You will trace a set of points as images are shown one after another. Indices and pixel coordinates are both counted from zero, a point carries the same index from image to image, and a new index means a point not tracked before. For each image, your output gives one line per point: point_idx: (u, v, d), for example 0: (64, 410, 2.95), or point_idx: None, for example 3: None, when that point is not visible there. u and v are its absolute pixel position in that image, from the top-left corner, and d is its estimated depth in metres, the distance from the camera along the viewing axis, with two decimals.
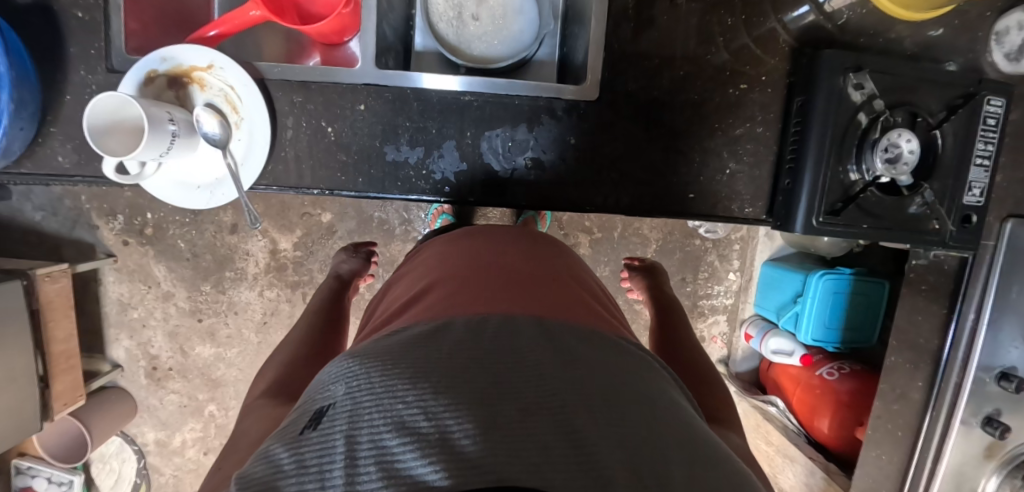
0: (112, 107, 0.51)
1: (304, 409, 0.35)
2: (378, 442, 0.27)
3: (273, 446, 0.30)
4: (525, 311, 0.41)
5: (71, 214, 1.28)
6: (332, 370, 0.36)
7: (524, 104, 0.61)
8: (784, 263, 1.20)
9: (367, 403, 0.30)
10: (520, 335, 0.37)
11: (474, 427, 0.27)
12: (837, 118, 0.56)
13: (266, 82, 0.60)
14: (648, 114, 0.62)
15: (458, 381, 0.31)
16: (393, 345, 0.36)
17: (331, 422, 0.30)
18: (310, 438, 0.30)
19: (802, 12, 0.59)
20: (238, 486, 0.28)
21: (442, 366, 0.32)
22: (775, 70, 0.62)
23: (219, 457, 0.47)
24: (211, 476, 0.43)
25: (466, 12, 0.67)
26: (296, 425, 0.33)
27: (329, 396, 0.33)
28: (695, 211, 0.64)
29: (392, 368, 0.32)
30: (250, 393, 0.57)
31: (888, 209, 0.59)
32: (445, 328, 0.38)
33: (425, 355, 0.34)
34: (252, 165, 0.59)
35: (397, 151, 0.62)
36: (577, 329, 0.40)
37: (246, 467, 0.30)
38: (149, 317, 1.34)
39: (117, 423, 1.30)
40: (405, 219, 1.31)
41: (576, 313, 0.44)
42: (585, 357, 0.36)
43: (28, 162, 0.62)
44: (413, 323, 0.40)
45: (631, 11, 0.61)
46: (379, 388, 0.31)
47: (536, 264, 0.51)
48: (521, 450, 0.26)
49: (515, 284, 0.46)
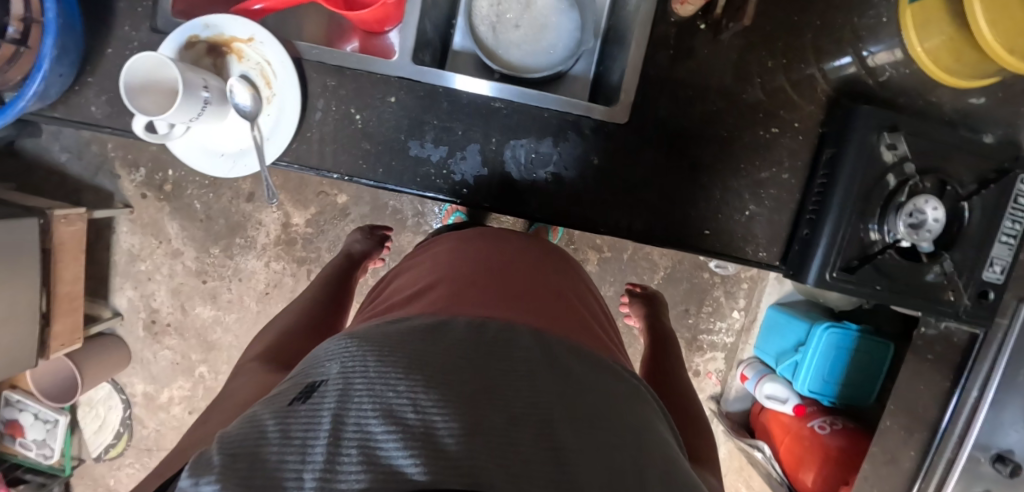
0: (150, 68, 0.54)
1: (295, 381, 0.33)
2: (363, 427, 0.26)
3: (259, 412, 0.29)
4: (526, 321, 0.40)
5: (96, 160, 1.31)
6: (328, 348, 0.34)
7: (553, 118, 0.59)
8: (791, 310, 1.20)
9: (358, 383, 0.28)
10: (520, 340, 0.36)
11: (460, 429, 0.26)
12: (864, 175, 0.56)
13: (303, 61, 0.59)
14: (676, 144, 0.61)
15: (452, 380, 0.30)
16: (392, 333, 0.34)
17: (320, 397, 0.28)
18: (296, 409, 0.28)
19: (844, 63, 0.60)
20: (216, 448, 0.26)
21: (436, 361, 0.31)
22: (810, 118, 0.61)
23: (204, 414, 0.48)
24: (199, 433, 0.44)
25: (508, 20, 0.68)
26: (284, 395, 0.31)
27: (320, 372, 0.31)
28: (709, 248, 0.62)
29: (387, 355, 0.30)
30: (244, 357, 0.57)
31: (904, 273, 0.58)
32: (445, 325, 0.36)
33: (423, 347, 0.32)
34: (277, 140, 0.59)
35: (421, 147, 0.60)
36: (576, 348, 0.39)
37: (227, 429, 0.28)
38: (156, 271, 1.37)
39: (108, 369, 1.32)
40: (418, 212, 1.32)
41: (575, 333, 0.43)
42: (578, 376, 0.35)
43: (61, 108, 0.63)
44: (412, 316, 0.39)
45: (673, 40, 0.60)
46: (372, 371, 0.29)
47: (543, 277, 0.50)
48: (503, 457, 0.26)
49: (519, 294, 0.44)
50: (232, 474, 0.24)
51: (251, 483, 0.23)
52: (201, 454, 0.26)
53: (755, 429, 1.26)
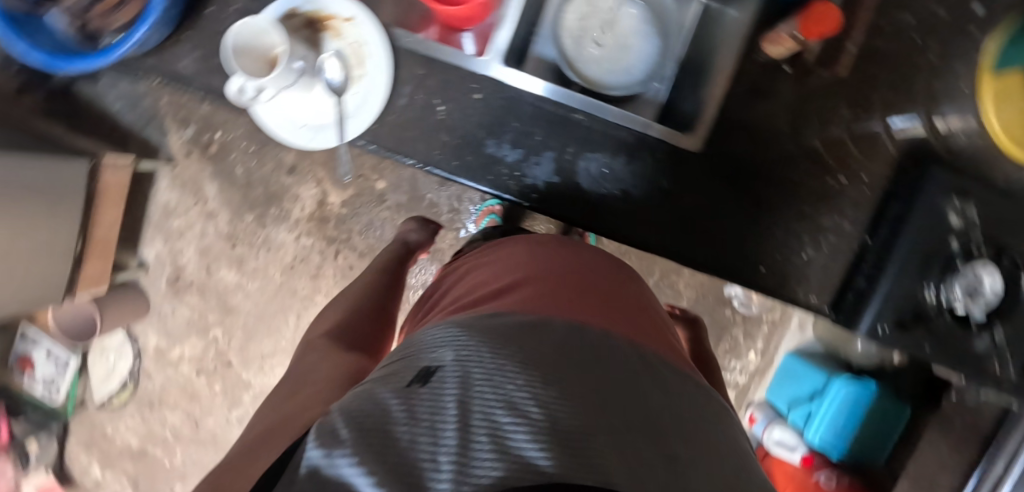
0: (253, 32, 0.56)
1: (405, 363, 0.35)
2: (489, 416, 0.28)
3: (382, 390, 0.31)
4: (617, 329, 0.40)
5: (148, 112, 1.33)
6: (435, 336, 0.36)
7: (629, 136, 0.61)
8: (809, 358, 1.20)
9: (478, 374, 0.30)
10: (616, 348, 0.37)
11: (582, 428, 0.27)
12: (928, 236, 0.57)
13: (394, 46, 0.60)
14: (743, 180, 0.62)
15: (565, 380, 0.31)
16: (497, 325, 0.36)
17: (441, 382, 0.30)
18: (419, 392, 0.30)
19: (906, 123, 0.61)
20: (349, 421, 0.28)
21: (546, 360, 0.32)
22: (878, 172, 0.62)
23: (282, 387, 0.48)
24: (281, 399, 0.46)
25: (592, 35, 0.71)
26: (401, 376, 0.33)
27: (434, 358, 0.33)
28: (762, 285, 0.64)
29: (501, 349, 0.32)
30: (309, 335, 0.58)
31: (954, 338, 0.58)
32: (546, 323, 0.37)
33: (531, 344, 0.33)
34: (359, 119, 0.61)
35: (498, 146, 0.61)
36: (663, 361, 0.40)
37: (353, 404, 0.30)
38: (188, 229, 1.38)
39: (126, 317, 1.33)
40: (454, 208, 1.33)
41: (658, 345, 0.43)
42: (671, 391, 0.36)
43: (153, 59, 0.65)
44: (509, 309, 0.40)
45: (754, 78, 0.62)
46: (489, 363, 0.31)
47: (620, 286, 0.51)
48: (625, 460, 0.26)
49: (604, 300, 0.45)
50: (371, 446, 0.26)
51: (390, 459, 0.25)
52: (328, 426, 0.29)
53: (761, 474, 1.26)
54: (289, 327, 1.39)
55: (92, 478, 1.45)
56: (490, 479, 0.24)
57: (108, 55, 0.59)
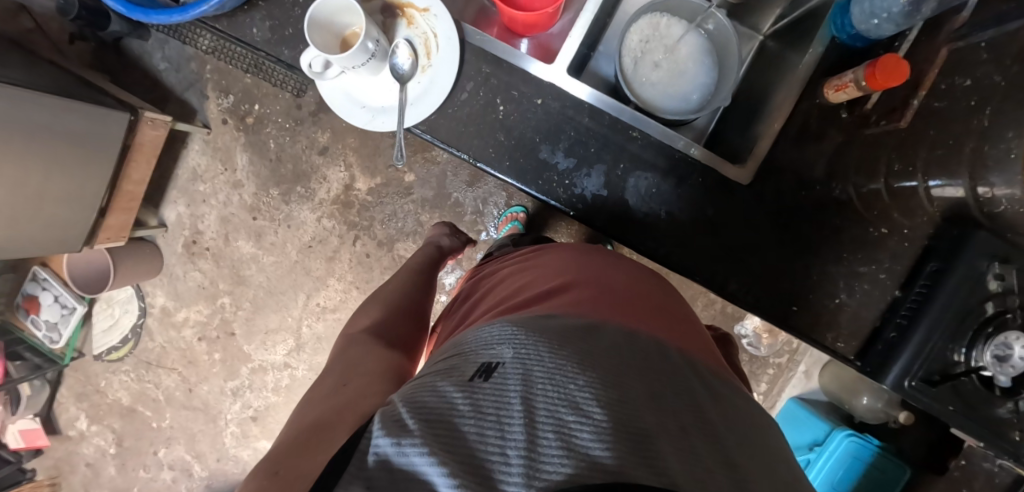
0: (333, 10, 0.57)
1: (461, 357, 0.35)
2: (554, 414, 0.28)
3: (442, 383, 0.31)
4: (665, 337, 0.40)
5: (192, 76, 1.35)
6: (489, 333, 0.36)
7: (681, 161, 0.62)
8: (812, 407, 1.20)
9: (539, 372, 0.30)
10: (667, 356, 0.36)
11: (642, 433, 0.28)
12: (965, 297, 0.57)
13: (464, 43, 0.62)
14: (786, 218, 0.63)
15: (623, 384, 0.31)
16: (553, 325, 0.35)
17: (502, 377, 0.30)
18: (481, 386, 0.30)
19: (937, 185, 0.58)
20: (415, 412, 0.29)
21: (604, 362, 0.32)
22: (919, 228, 0.63)
23: (325, 374, 0.48)
24: (321, 386, 0.45)
25: (651, 58, 0.72)
26: (458, 369, 0.33)
27: (493, 354, 0.32)
28: (793, 325, 0.64)
29: (560, 349, 0.32)
30: (349, 328, 0.59)
31: (979, 402, 0.58)
32: (599, 327, 0.36)
33: (588, 345, 0.33)
34: (421, 108, 0.62)
35: (551, 153, 0.62)
36: (709, 373, 0.39)
37: (416, 396, 0.31)
38: (212, 195, 1.39)
39: (139, 274, 1.33)
40: (477, 210, 1.34)
41: (705, 355, 0.42)
42: (719, 403, 0.36)
43: (225, 22, 0.66)
44: (561, 311, 0.39)
45: (807, 121, 0.63)
46: (549, 362, 0.30)
47: (665, 297, 0.50)
48: (683, 467, 0.27)
49: (651, 308, 0.44)
50: (441, 442, 0.27)
51: (461, 454, 0.26)
52: (393, 416, 0.29)
53: None
54: (297, 305, 1.39)
55: (77, 429, 1.44)
56: (559, 475, 0.25)
57: (186, 12, 0.61)
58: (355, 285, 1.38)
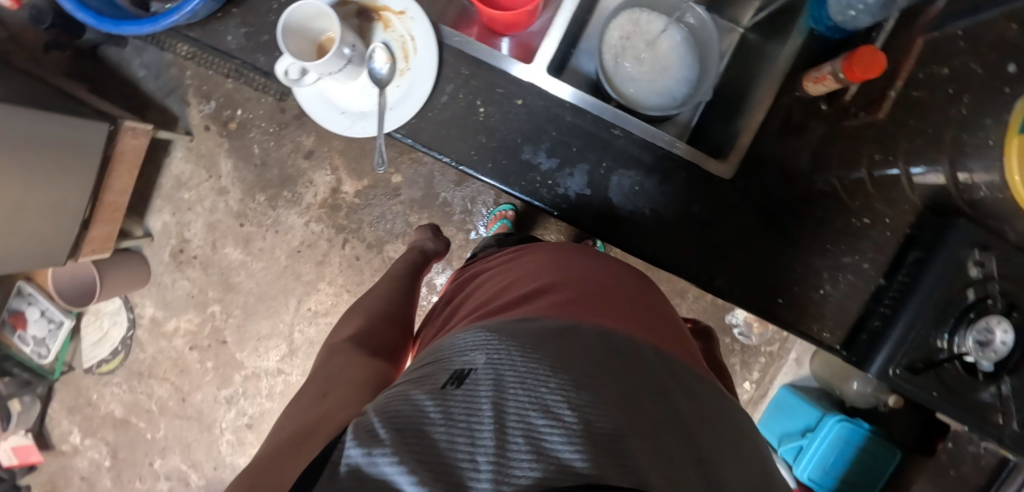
0: (306, 16, 0.56)
1: (435, 364, 0.34)
2: (524, 419, 0.27)
3: (415, 392, 0.30)
4: (645, 333, 0.38)
5: (172, 82, 1.33)
6: (464, 338, 0.34)
7: (664, 158, 0.62)
8: (803, 393, 1.21)
9: (510, 376, 0.29)
10: (646, 352, 0.35)
11: (614, 432, 0.27)
12: (948, 285, 0.58)
13: (443, 45, 0.61)
14: (769, 212, 0.63)
15: (598, 382, 0.30)
16: (528, 328, 0.34)
17: (474, 383, 0.29)
18: (453, 393, 0.29)
19: (920, 172, 0.62)
20: (386, 421, 0.28)
21: (579, 361, 0.31)
22: (901, 218, 0.63)
23: (307, 385, 0.48)
24: (304, 397, 0.45)
25: (633, 54, 0.72)
26: (432, 377, 0.32)
27: (466, 360, 0.31)
28: (779, 317, 0.64)
29: (533, 351, 0.31)
30: (332, 337, 0.58)
31: (964, 387, 0.59)
32: (575, 327, 0.35)
33: (563, 345, 0.32)
34: (401, 112, 0.61)
35: (534, 154, 0.62)
36: (689, 368, 0.38)
37: (388, 405, 0.30)
38: (198, 203, 1.38)
39: (126, 285, 1.31)
40: (466, 209, 1.34)
41: (687, 354, 0.41)
42: (700, 399, 0.35)
43: (198, 30, 0.65)
44: (538, 312, 0.38)
45: (788, 113, 0.63)
46: (521, 366, 0.29)
47: (647, 296, 0.49)
48: (658, 467, 0.26)
49: (631, 305, 0.43)
50: (412, 452, 0.26)
51: (431, 464, 0.25)
52: (368, 425, 0.28)
53: None
54: (289, 311, 1.39)
55: (70, 443, 1.43)
56: (527, 481, 0.24)
57: (157, 22, 0.60)
58: (346, 288, 1.37)
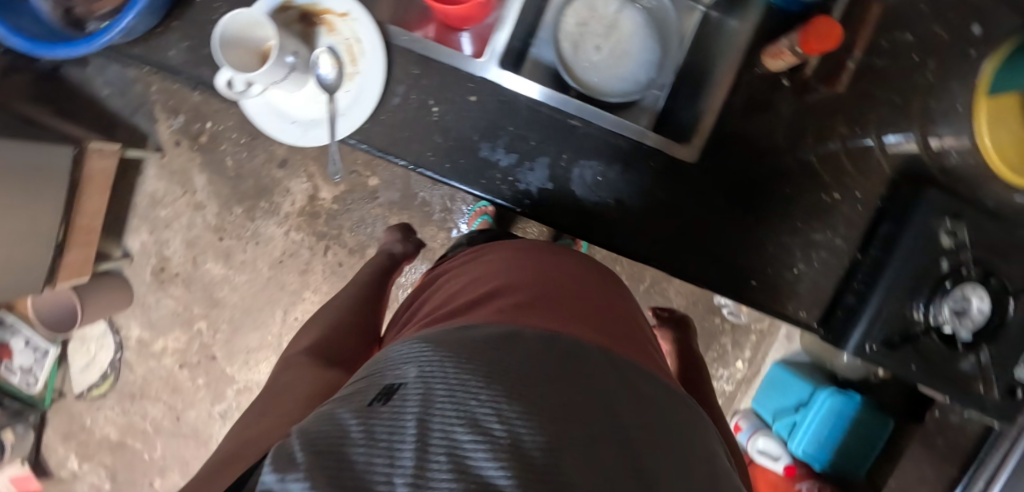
0: (244, 25, 0.54)
1: (368, 382, 0.31)
2: (450, 435, 0.24)
3: (339, 410, 0.27)
4: (596, 337, 0.36)
5: (137, 99, 1.31)
6: (400, 352, 0.32)
7: (625, 146, 0.61)
8: (795, 369, 1.21)
9: (440, 390, 0.27)
10: (594, 356, 0.33)
11: (547, 443, 0.24)
12: (920, 256, 0.57)
13: (391, 46, 0.59)
14: (737, 194, 0.62)
15: (534, 390, 0.27)
16: (466, 339, 0.32)
17: (401, 400, 0.27)
18: (378, 410, 0.26)
19: (899, 140, 0.61)
20: (300, 443, 0.25)
21: (515, 369, 0.29)
22: (871, 190, 0.62)
23: (258, 407, 0.47)
24: (255, 418, 0.44)
25: (590, 39, 0.71)
26: (360, 395, 0.29)
27: (397, 376, 0.29)
28: (753, 300, 0.63)
29: (467, 362, 0.28)
30: (291, 350, 0.57)
31: (942, 358, 0.59)
32: (517, 334, 0.33)
33: (499, 355, 0.30)
34: (352, 118, 0.59)
35: (491, 150, 0.60)
36: (643, 370, 0.36)
37: (308, 424, 0.27)
38: (175, 219, 1.36)
39: (108, 308, 1.30)
40: (446, 208, 1.32)
41: (643, 357, 0.39)
42: (654, 403, 0.32)
43: (140, 47, 0.63)
44: (481, 322, 0.36)
45: (750, 91, 0.62)
46: (453, 378, 0.27)
47: (607, 295, 0.47)
48: (597, 481, 0.24)
49: (585, 307, 0.41)
50: (323, 472, 0.22)
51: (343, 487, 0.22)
52: (282, 448, 0.25)
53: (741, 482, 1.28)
54: (276, 322, 1.38)
55: (69, 469, 1.43)
56: None
57: (91, 42, 0.58)
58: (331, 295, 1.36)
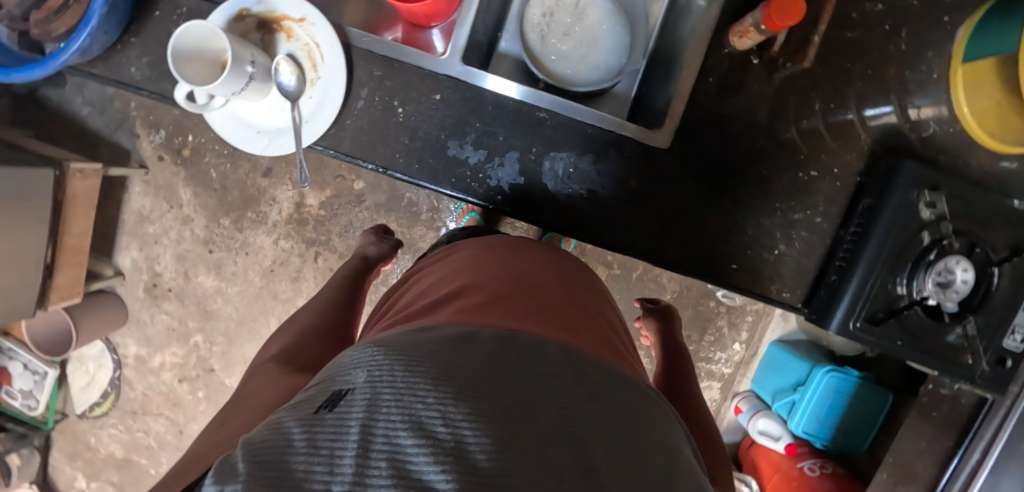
0: (198, 37, 0.53)
1: (320, 388, 0.31)
2: (393, 439, 0.24)
3: (285, 419, 0.27)
4: (556, 333, 0.36)
5: (117, 116, 1.30)
6: (353, 357, 0.32)
7: (596, 135, 0.60)
8: (792, 348, 1.19)
9: (387, 394, 0.26)
10: (550, 353, 0.33)
11: (491, 443, 0.24)
12: (901, 230, 0.56)
13: (352, 48, 0.59)
14: (713, 177, 0.61)
15: (481, 391, 0.27)
16: (419, 342, 0.32)
17: (348, 405, 0.26)
18: (324, 418, 0.26)
19: (883, 112, 0.60)
20: (243, 453, 0.24)
21: (465, 371, 0.29)
22: (849, 166, 0.61)
23: (220, 417, 0.47)
24: (221, 429, 0.44)
25: (557, 28, 0.68)
26: (310, 402, 0.28)
27: (347, 382, 0.29)
28: (733, 283, 0.63)
29: (416, 366, 0.28)
30: (260, 356, 0.57)
31: (928, 332, 0.58)
32: (473, 336, 0.33)
33: (450, 357, 0.30)
34: (316, 124, 0.59)
35: (460, 148, 0.60)
36: (603, 364, 0.36)
37: (254, 434, 0.26)
38: (163, 235, 1.36)
39: (103, 327, 1.30)
40: (433, 207, 1.32)
41: (605, 350, 0.39)
42: (611, 397, 0.32)
43: (101, 65, 0.63)
44: (440, 325, 0.36)
45: (721, 72, 0.61)
46: (400, 383, 0.27)
47: (574, 288, 0.47)
48: (541, 477, 0.24)
49: (548, 302, 0.41)
50: (261, 482, 0.22)
51: None
52: (225, 459, 0.25)
53: (744, 464, 1.28)
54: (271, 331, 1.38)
55: (77, 488, 1.44)
56: None
57: (47, 64, 0.57)
58: None
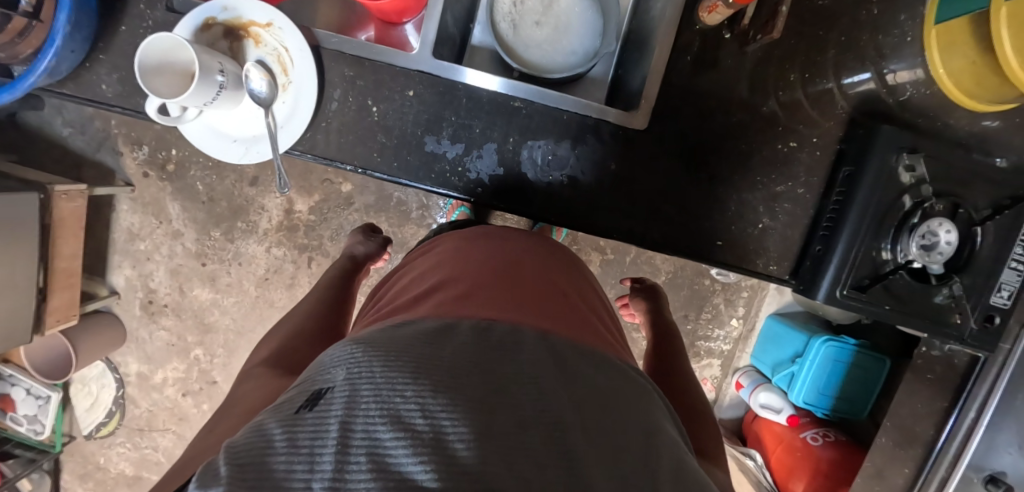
0: (164, 49, 0.52)
1: (301, 388, 0.31)
2: (373, 434, 0.24)
3: (267, 421, 0.27)
4: (536, 320, 0.37)
5: (98, 135, 1.28)
6: (334, 356, 0.32)
7: (572, 121, 0.59)
8: (788, 320, 1.21)
9: (366, 390, 0.26)
10: (529, 341, 0.33)
11: (469, 432, 0.25)
12: (881, 196, 0.56)
13: (321, 49, 0.58)
14: (692, 155, 0.61)
15: (459, 382, 0.28)
16: (398, 337, 0.32)
17: (328, 403, 0.26)
18: (304, 417, 0.26)
19: (861, 79, 0.59)
20: (224, 457, 0.24)
21: (443, 362, 0.29)
22: (828, 134, 0.61)
23: (212, 422, 0.47)
24: (212, 435, 0.44)
25: (529, 17, 0.68)
26: (291, 403, 0.29)
27: (326, 380, 0.29)
28: (719, 259, 0.63)
29: (394, 360, 0.28)
30: (250, 361, 0.57)
31: (915, 295, 0.58)
32: (451, 329, 0.33)
33: (429, 351, 0.30)
34: (292, 129, 0.58)
35: (437, 143, 0.60)
36: (584, 348, 0.36)
37: (236, 437, 0.26)
38: (155, 251, 1.35)
39: (103, 347, 1.30)
40: (423, 204, 1.31)
41: (587, 334, 0.39)
42: (591, 380, 0.32)
43: (71, 84, 0.62)
44: (419, 319, 0.36)
45: (695, 49, 0.60)
46: (379, 378, 0.27)
47: (556, 274, 0.47)
48: (519, 463, 0.24)
49: (529, 290, 0.41)
50: (242, 484, 0.22)
51: None
52: (207, 464, 0.25)
53: (747, 438, 1.30)
54: None
55: None
56: None
57: (14, 87, 0.56)
58: None
